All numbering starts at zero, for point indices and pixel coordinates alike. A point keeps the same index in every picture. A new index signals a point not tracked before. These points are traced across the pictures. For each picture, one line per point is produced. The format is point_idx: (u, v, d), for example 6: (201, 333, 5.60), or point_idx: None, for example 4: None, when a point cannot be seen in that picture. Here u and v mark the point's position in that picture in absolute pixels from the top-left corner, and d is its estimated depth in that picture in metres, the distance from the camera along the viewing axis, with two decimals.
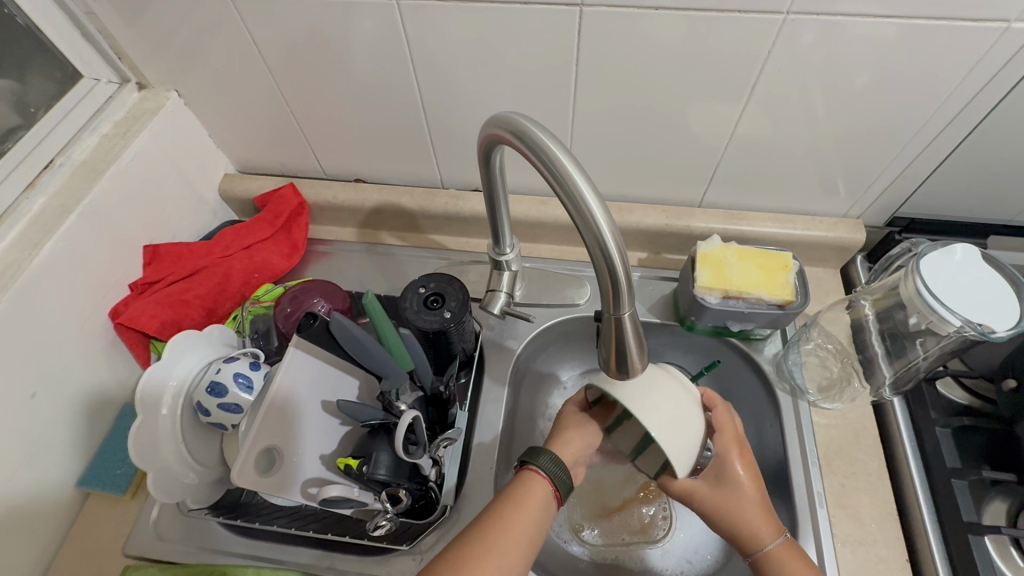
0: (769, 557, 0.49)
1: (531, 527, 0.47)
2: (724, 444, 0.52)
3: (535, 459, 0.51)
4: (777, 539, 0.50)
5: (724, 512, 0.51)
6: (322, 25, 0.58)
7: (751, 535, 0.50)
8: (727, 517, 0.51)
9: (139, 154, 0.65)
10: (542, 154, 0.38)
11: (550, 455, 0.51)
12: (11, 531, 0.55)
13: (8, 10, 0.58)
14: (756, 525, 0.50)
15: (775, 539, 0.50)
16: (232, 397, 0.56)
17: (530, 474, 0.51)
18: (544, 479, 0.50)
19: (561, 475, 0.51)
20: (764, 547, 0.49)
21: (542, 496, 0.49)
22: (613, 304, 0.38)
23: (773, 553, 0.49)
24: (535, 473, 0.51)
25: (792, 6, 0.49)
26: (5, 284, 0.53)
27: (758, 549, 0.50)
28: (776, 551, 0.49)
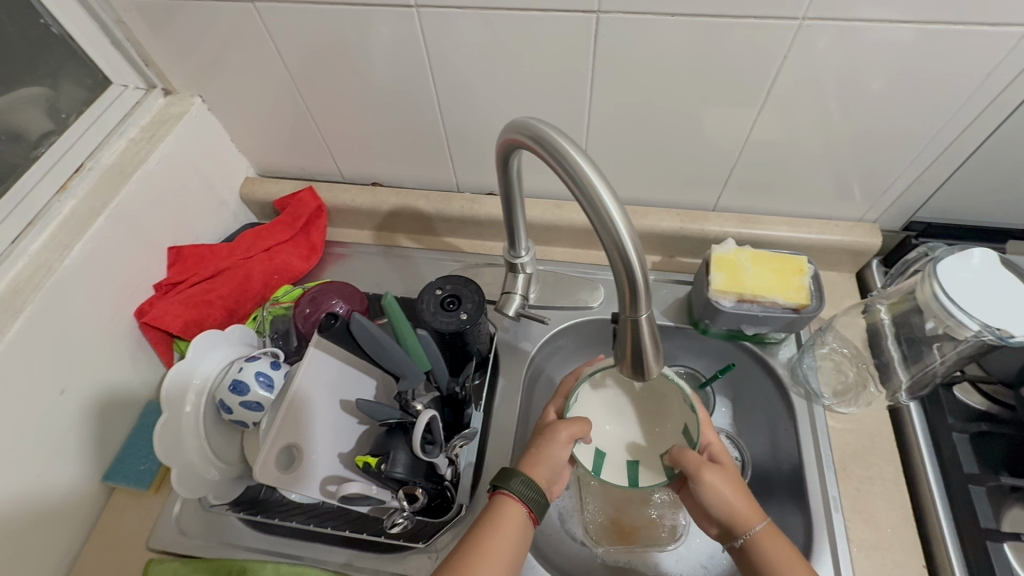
0: (757, 538, 0.51)
1: (511, 551, 0.48)
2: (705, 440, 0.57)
3: (503, 480, 0.51)
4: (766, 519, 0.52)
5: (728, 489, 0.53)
6: (341, 32, 0.59)
7: (742, 515, 0.52)
8: (725, 496, 0.52)
9: (164, 158, 0.67)
10: (562, 158, 0.39)
11: (521, 478, 0.51)
12: (41, 523, 0.56)
13: (44, 20, 0.60)
14: (746, 506, 0.52)
15: (762, 519, 0.52)
16: (254, 396, 0.57)
17: (502, 496, 0.51)
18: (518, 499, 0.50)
19: (535, 497, 0.51)
20: (764, 519, 0.52)
21: (521, 516, 0.50)
22: (630, 305, 0.39)
23: (761, 535, 0.51)
24: (508, 495, 0.51)
25: (808, 11, 0.50)
26: (37, 284, 0.55)
27: (756, 525, 0.51)
28: (771, 526, 0.52)
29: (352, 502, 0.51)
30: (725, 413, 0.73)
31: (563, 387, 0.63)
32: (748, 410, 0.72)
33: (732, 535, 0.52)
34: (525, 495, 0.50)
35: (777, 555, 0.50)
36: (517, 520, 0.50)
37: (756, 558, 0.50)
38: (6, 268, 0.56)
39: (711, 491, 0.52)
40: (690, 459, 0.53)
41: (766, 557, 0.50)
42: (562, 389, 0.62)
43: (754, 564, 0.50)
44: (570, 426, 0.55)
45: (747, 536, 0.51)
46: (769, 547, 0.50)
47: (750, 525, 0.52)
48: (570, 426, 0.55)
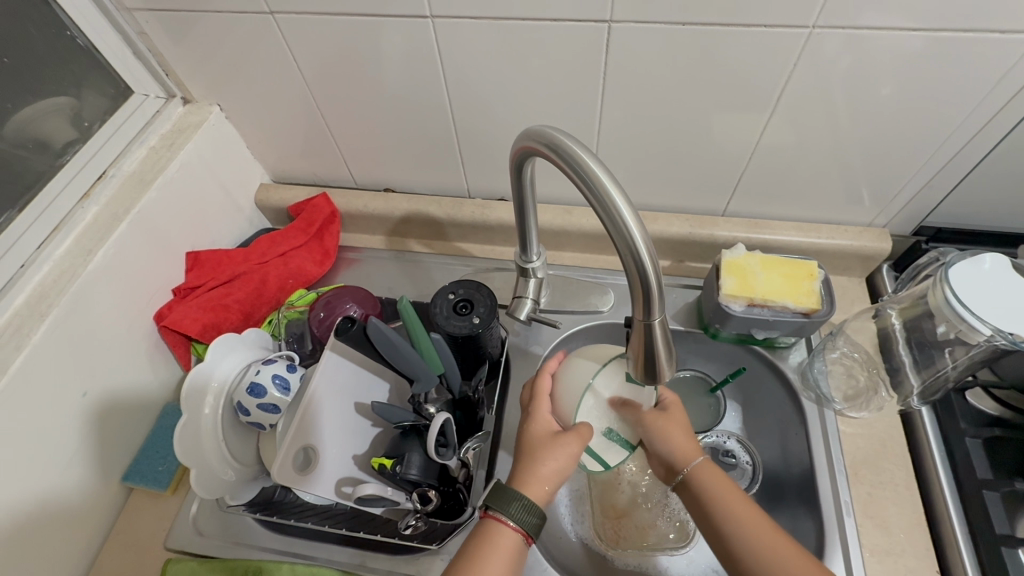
0: (697, 471, 0.54)
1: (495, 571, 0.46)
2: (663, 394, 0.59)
3: (497, 501, 0.49)
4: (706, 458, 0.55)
5: (669, 428, 0.55)
6: (357, 43, 0.61)
7: (683, 452, 0.54)
8: (666, 436, 0.55)
9: (184, 165, 0.69)
10: (577, 166, 0.40)
11: (514, 502, 0.49)
12: (63, 522, 0.58)
13: (70, 32, 0.62)
14: (686, 445, 0.55)
15: (701, 455, 0.55)
16: (270, 398, 0.58)
17: (493, 519, 0.49)
18: (510, 524, 0.48)
19: (532, 522, 0.49)
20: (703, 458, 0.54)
21: (513, 542, 0.48)
22: (643, 309, 0.40)
23: (701, 468, 0.54)
24: (500, 518, 0.49)
25: (818, 20, 0.51)
26: (62, 288, 0.57)
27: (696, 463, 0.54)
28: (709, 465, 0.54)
29: (367, 504, 0.52)
30: (735, 416, 0.74)
31: (545, 386, 0.57)
32: (759, 414, 0.72)
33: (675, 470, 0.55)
34: (521, 521, 0.48)
35: (718, 486, 0.53)
36: (508, 546, 0.48)
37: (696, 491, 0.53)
38: (33, 273, 0.57)
39: (652, 432, 0.55)
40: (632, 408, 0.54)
41: (705, 488, 0.53)
42: (542, 388, 0.57)
43: (697, 497, 0.53)
44: (576, 440, 0.52)
45: (687, 471, 0.54)
46: (708, 479, 0.53)
47: (689, 460, 0.54)
48: (574, 440, 0.51)
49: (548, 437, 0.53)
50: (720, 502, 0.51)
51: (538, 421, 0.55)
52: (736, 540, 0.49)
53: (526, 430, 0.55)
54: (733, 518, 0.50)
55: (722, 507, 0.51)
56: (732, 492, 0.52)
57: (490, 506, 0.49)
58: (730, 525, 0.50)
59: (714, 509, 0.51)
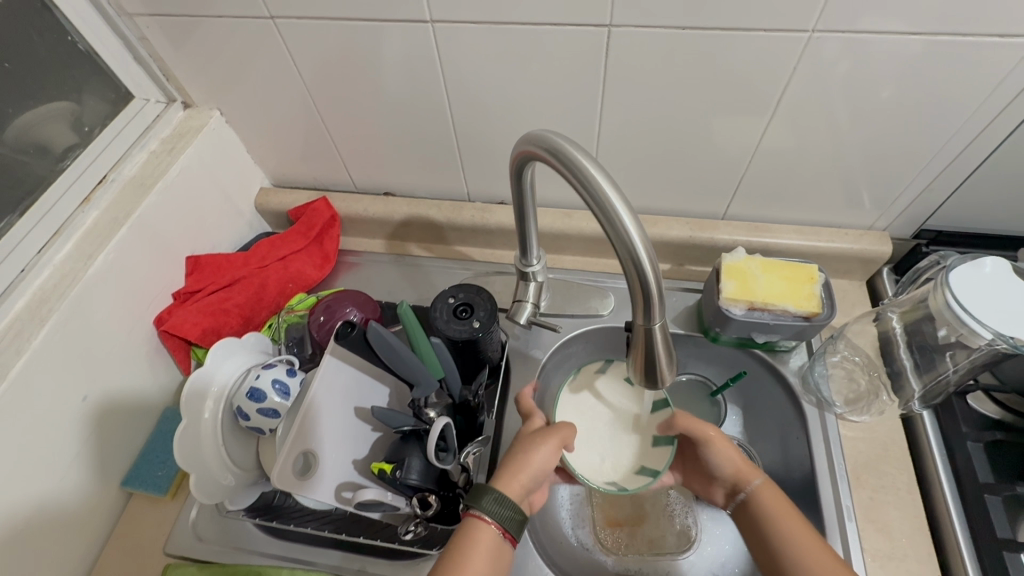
0: (758, 490, 0.53)
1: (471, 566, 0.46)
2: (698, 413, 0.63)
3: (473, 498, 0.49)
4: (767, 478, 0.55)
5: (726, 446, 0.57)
6: (358, 48, 0.61)
7: (743, 471, 0.55)
8: (723, 451, 0.56)
9: (184, 169, 0.69)
10: (576, 171, 0.40)
11: (488, 496, 0.49)
12: (63, 527, 0.58)
13: (71, 37, 0.62)
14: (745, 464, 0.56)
15: (762, 475, 0.55)
16: (270, 403, 0.58)
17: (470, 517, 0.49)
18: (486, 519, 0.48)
19: (509, 515, 0.49)
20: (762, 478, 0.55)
21: (491, 538, 0.47)
22: (643, 313, 0.40)
23: (760, 488, 0.53)
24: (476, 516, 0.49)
25: (817, 24, 0.51)
26: (62, 293, 0.57)
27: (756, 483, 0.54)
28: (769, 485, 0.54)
29: (366, 509, 0.52)
30: (736, 421, 0.73)
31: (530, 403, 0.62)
32: (759, 418, 0.72)
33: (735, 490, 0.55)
34: (495, 513, 0.48)
35: (775, 506, 0.52)
36: (485, 540, 0.47)
37: (753, 511, 0.53)
38: (33, 277, 0.57)
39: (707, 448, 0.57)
40: (676, 424, 0.58)
41: (763, 506, 0.52)
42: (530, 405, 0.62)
43: (754, 515, 0.52)
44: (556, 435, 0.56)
45: (750, 488, 0.54)
46: (768, 498, 0.53)
47: (749, 479, 0.55)
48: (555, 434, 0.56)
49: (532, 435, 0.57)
50: (777, 521, 0.51)
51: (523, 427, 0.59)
52: (791, 558, 0.48)
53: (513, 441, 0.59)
54: (789, 534, 0.49)
55: (779, 525, 0.50)
56: (789, 511, 0.51)
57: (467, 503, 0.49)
58: (787, 543, 0.49)
59: (771, 527, 0.51)
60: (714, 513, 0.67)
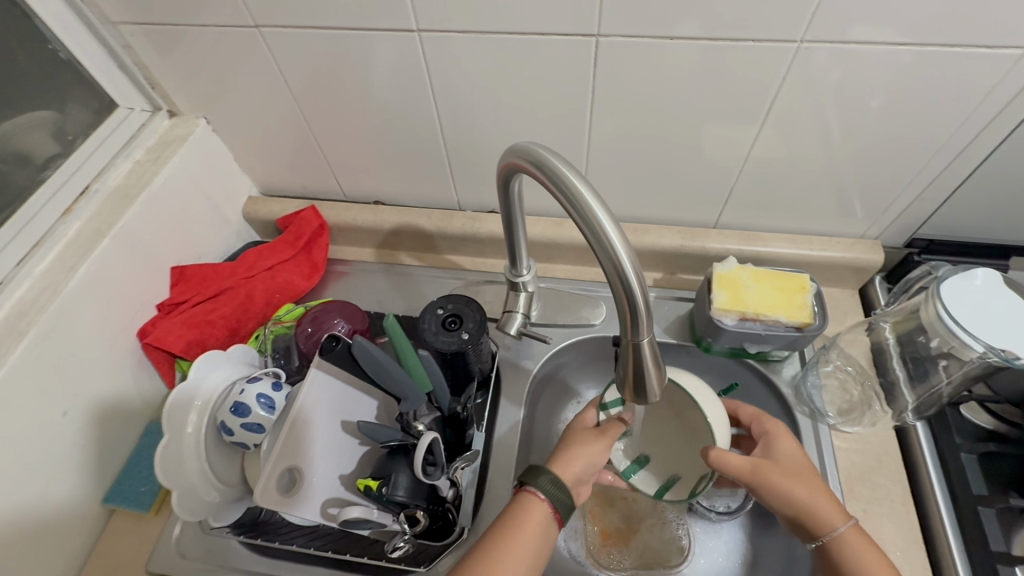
0: (841, 539, 0.49)
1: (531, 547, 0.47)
2: (763, 428, 0.58)
3: (529, 475, 0.50)
4: (847, 522, 0.50)
5: (788, 486, 0.52)
6: (344, 56, 0.60)
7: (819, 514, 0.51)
8: (781, 494, 0.52)
9: (169, 178, 0.68)
10: (561, 184, 0.39)
11: (550, 478, 0.50)
12: (41, 546, 0.56)
13: (53, 46, 0.61)
14: (816, 509, 0.51)
15: (840, 522, 0.50)
16: (254, 417, 0.57)
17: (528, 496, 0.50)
18: (538, 494, 0.49)
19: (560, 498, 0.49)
20: (836, 528, 0.50)
21: (540, 514, 0.48)
22: (632, 329, 0.39)
23: (842, 537, 0.49)
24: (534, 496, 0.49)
25: (805, 34, 0.51)
26: (42, 307, 0.56)
27: (827, 532, 0.50)
28: (844, 536, 0.49)
29: (352, 526, 0.50)
30: None
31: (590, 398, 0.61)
32: None
33: (808, 535, 0.51)
34: (549, 494, 0.49)
35: (861, 557, 0.49)
36: (533, 516, 0.48)
37: (839, 560, 0.49)
38: (11, 291, 0.56)
39: (763, 489, 0.52)
40: (718, 461, 0.53)
41: (848, 558, 0.49)
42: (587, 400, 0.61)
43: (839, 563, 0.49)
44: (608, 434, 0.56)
45: (827, 538, 0.50)
46: (852, 544, 0.49)
47: (825, 528, 0.50)
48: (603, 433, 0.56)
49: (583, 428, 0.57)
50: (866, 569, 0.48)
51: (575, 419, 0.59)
52: None
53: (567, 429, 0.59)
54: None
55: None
56: (869, 563, 0.48)
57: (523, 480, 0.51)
58: None
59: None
60: (706, 525, 0.66)
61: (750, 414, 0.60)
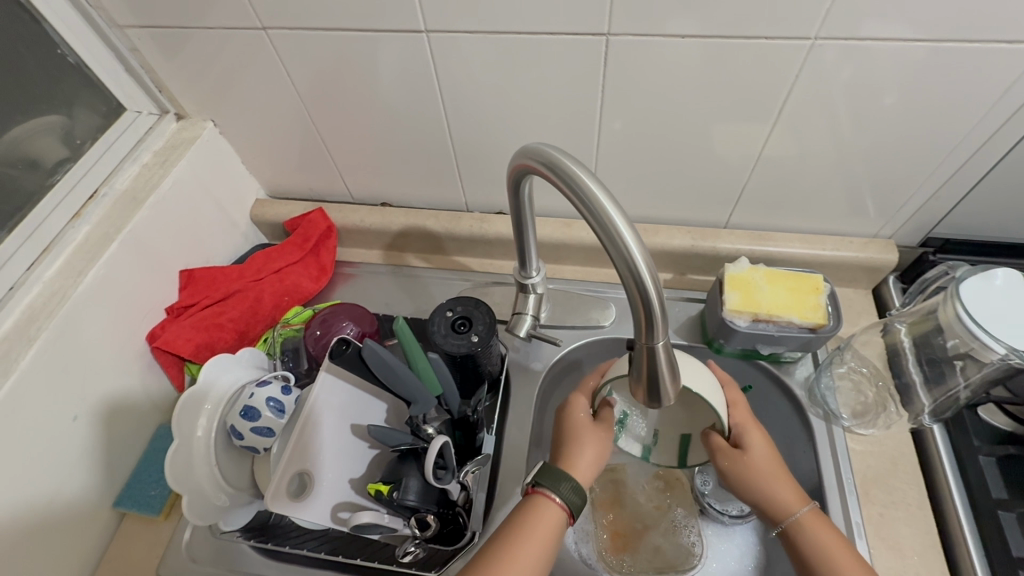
0: (798, 524, 0.50)
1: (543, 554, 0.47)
2: (738, 419, 0.55)
3: (551, 481, 0.49)
4: (805, 507, 0.51)
5: (746, 476, 0.53)
6: (352, 58, 0.60)
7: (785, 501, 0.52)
8: (745, 483, 0.53)
9: (177, 182, 0.68)
10: (574, 185, 0.38)
11: (572, 485, 0.49)
12: (51, 551, 0.56)
13: (61, 50, 0.61)
14: (771, 498, 0.52)
15: (800, 507, 0.51)
16: (264, 421, 0.57)
17: (542, 496, 0.49)
18: (558, 501, 0.48)
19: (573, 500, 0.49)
20: (793, 514, 0.51)
21: (557, 519, 0.48)
22: (646, 331, 0.38)
23: (799, 523, 0.50)
24: (548, 496, 0.49)
25: (819, 32, 0.50)
26: (51, 312, 0.56)
27: (785, 518, 0.51)
28: (801, 520, 0.50)
29: (363, 531, 0.50)
30: None
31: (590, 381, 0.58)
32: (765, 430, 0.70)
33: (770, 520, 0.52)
34: (570, 502, 0.49)
35: (822, 540, 0.49)
36: (551, 522, 0.48)
37: (798, 545, 0.50)
38: (21, 296, 0.56)
39: (731, 477, 0.53)
40: (712, 442, 0.56)
41: (806, 544, 0.49)
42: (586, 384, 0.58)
43: (798, 549, 0.50)
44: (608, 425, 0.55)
45: (787, 524, 0.51)
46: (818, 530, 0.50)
47: (784, 514, 0.51)
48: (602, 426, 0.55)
49: (582, 420, 0.55)
50: (826, 558, 0.48)
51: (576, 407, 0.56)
52: None
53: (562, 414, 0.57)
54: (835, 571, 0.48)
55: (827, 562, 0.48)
56: (834, 545, 0.49)
57: (541, 483, 0.49)
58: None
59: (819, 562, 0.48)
60: (719, 528, 0.65)
61: (732, 398, 0.57)
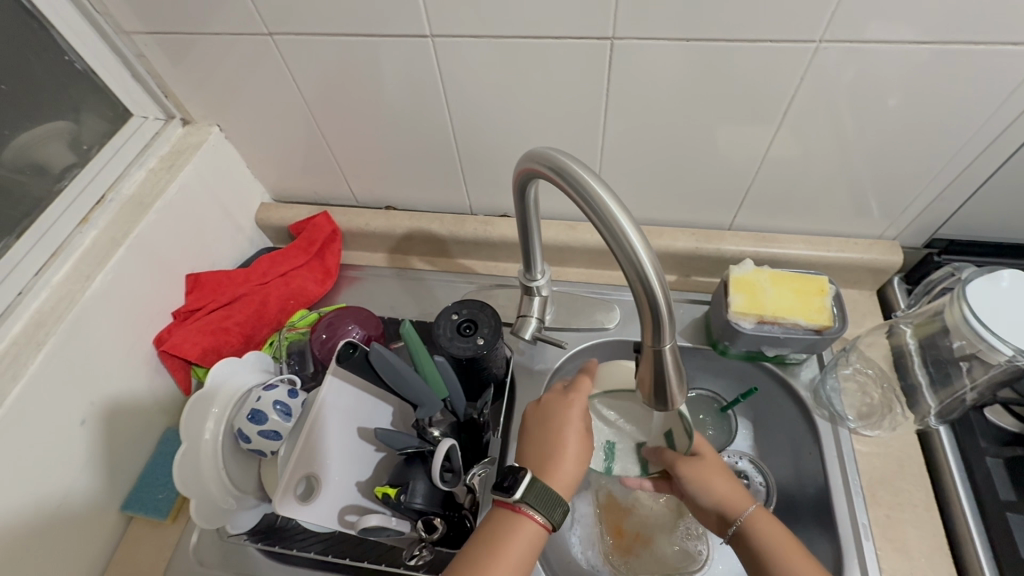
0: (753, 518, 0.53)
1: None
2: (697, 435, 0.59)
3: (543, 504, 0.48)
4: (756, 503, 0.54)
5: (702, 478, 0.56)
6: (357, 63, 0.60)
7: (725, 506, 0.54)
8: (703, 485, 0.56)
9: (183, 187, 0.68)
10: (581, 189, 0.39)
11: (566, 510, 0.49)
12: (60, 555, 0.56)
13: (68, 57, 0.62)
14: (726, 499, 0.55)
15: (752, 503, 0.54)
16: (271, 424, 0.57)
17: (525, 517, 0.48)
18: (540, 521, 0.48)
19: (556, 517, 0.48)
20: (747, 509, 0.53)
21: (534, 538, 0.48)
22: (653, 334, 0.39)
23: (754, 518, 0.53)
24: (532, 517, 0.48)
25: (824, 35, 0.50)
26: (60, 316, 0.56)
27: (740, 515, 0.53)
28: (755, 515, 0.53)
29: (370, 534, 0.51)
30: (746, 435, 0.72)
31: (587, 385, 0.57)
32: (771, 432, 0.70)
33: (727, 522, 0.54)
34: (553, 522, 0.48)
35: (773, 535, 0.51)
36: (530, 543, 0.47)
37: (753, 541, 0.52)
38: (29, 300, 0.56)
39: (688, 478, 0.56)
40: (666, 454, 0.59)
41: (761, 538, 0.51)
42: (583, 386, 0.57)
43: (752, 546, 0.51)
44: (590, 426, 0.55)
45: (742, 521, 0.53)
46: (760, 530, 0.52)
47: (738, 510, 0.54)
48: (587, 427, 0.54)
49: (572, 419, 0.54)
50: (778, 550, 0.50)
51: (573, 409, 0.55)
52: None
53: (551, 416, 0.55)
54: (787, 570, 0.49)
55: (782, 555, 0.50)
56: (786, 540, 0.51)
57: (530, 504, 0.47)
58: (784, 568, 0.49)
59: (772, 556, 0.50)
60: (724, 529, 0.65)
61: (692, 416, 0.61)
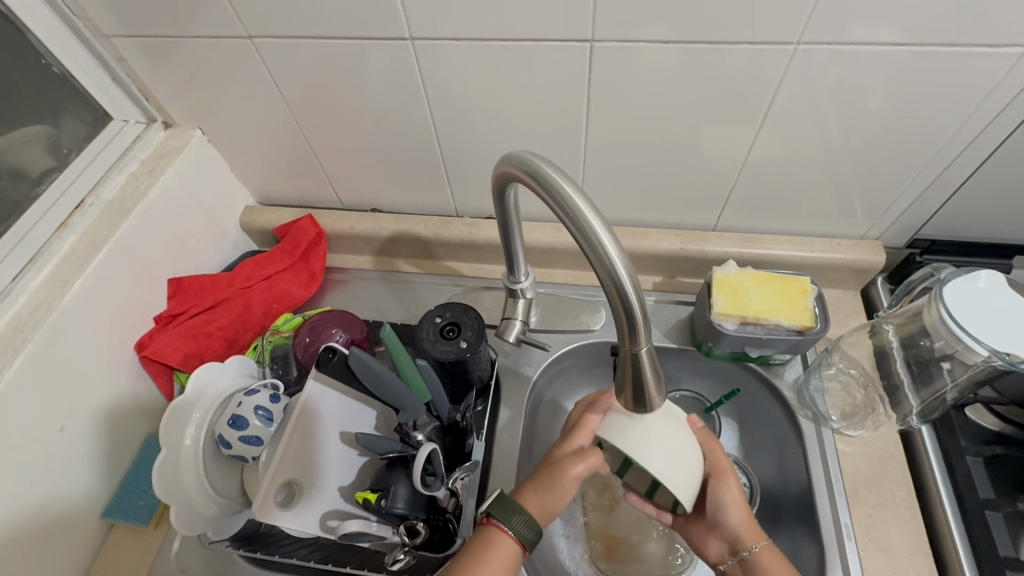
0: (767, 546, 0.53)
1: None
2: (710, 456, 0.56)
3: (503, 511, 0.49)
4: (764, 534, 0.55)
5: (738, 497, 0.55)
6: (339, 66, 0.60)
7: (736, 534, 0.54)
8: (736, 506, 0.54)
9: (164, 191, 0.68)
10: (556, 193, 0.38)
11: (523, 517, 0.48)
12: (39, 563, 0.56)
13: (45, 61, 0.61)
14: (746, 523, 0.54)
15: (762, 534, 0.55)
16: (252, 429, 0.56)
17: (496, 527, 0.49)
18: (508, 532, 0.48)
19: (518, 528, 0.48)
20: (762, 539, 0.54)
21: (510, 555, 0.48)
22: (629, 337, 0.38)
23: (767, 548, 0.53)
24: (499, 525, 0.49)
25: (802, 37, 0.50)
26: (38, 321, 0.56)
27: (753, 544, 0.53)
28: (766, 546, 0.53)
29: (352, 539, 0.50)
30: (732, 435, 0.72)
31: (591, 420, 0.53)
32: (756, 432, 0.70)
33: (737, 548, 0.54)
34: (519, 534, 0.48)
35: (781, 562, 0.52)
36: (499, 556, 0.47)
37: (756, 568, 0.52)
38: (8, 305, 0.56)
39: (728, 497, 0.55)
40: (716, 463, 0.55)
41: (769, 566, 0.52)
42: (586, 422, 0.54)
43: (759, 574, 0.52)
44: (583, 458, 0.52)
45: (755, 549, 0.53)
46: (766, 565, 0.52)
47: (754, 539, 0.54)
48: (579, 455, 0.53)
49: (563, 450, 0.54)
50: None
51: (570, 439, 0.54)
52: None
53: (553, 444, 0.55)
54: None
55: None
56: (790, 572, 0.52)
57: (493, 513, 0.49)
58: None
59: None
60: None
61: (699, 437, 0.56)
